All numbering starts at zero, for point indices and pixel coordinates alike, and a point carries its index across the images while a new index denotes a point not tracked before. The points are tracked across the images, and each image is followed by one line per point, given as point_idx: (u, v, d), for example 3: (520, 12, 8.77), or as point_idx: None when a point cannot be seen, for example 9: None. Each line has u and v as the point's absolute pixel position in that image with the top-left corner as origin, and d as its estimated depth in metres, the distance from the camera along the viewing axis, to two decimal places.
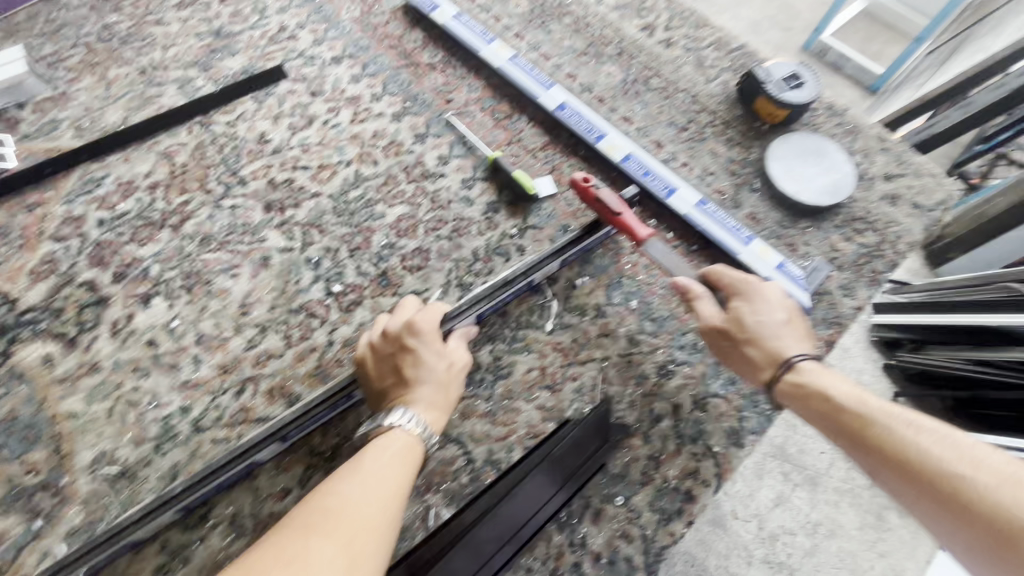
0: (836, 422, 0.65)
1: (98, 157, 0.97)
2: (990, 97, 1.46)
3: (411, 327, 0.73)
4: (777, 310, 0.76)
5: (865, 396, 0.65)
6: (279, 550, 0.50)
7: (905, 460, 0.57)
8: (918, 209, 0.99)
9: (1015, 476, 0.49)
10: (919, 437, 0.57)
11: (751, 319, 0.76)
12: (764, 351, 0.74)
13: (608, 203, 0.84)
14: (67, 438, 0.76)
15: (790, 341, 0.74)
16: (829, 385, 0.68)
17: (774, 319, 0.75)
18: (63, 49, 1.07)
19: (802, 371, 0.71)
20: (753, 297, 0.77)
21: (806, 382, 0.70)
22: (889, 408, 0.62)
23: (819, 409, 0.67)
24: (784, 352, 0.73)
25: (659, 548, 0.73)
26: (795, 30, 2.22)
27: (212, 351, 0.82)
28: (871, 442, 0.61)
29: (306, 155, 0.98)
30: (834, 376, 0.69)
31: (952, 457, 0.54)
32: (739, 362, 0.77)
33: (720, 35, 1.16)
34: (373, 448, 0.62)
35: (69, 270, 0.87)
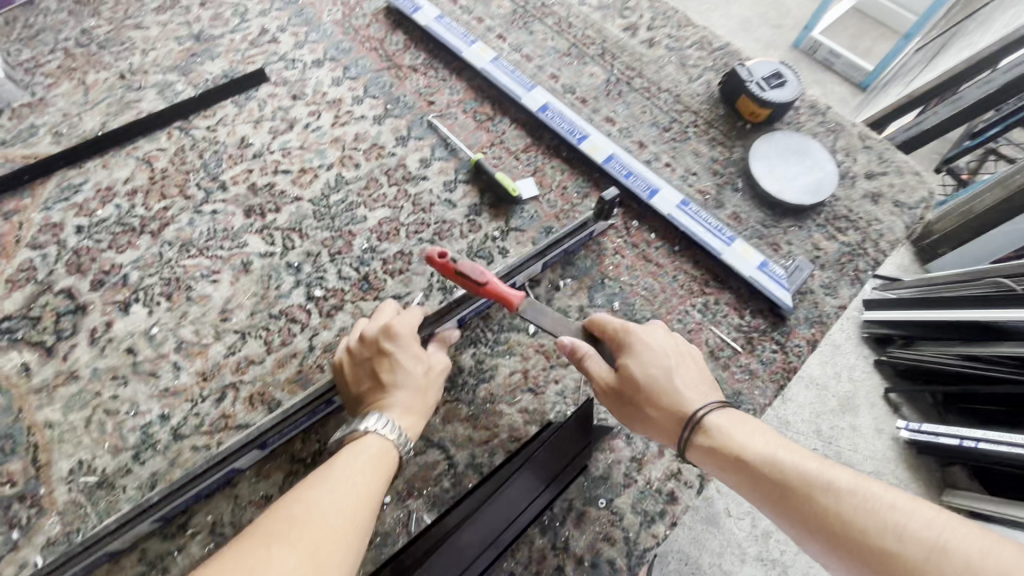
0: (757, 490, 0.57)
1: (77, 163, 0.96)
2: (978, 93, 1.46)
3: (388, 331, 0.72)
4: (663, 359, 0.66)
5: (774, 452, 0.57)
6: (239, 558, 0.48)
7: (834, 532, 0.50)
8: (900, 207, 0.99)
9: (939, 543, 0.45)
10: (842, 502, 0.50)
11: (643, 375, 0.65)
12: (665, 412, 0.64)
13: (472, 275, 0.71)
14: (44, 448, 0.75)
15: (688, 392, 0.64)
16: (740, 441, 0.60)
17: (665, 370, 0.65)
18: (41, 54, 1.06)
19: (710, 430, 0.61)
20: (639, 348, 0.67)
21: (721, 443, 0.60)
22: (801, 465, 0.55)
23: (733, 472, 0.60)
24: (685, 409, 0.63)
25: (642, 550, 0.72)
26: (784, 27, 2.23)
27: (192, 358, 0.81)
28: (796, 513, 0.53)
29: (287, 159, 0.98)
30: (741, 426, 0.61)
31: (878, 527, 0.48)
32: (649, 424, 0.66)
33: (703, 34, 1.16)
34: (345, 454, 0.61)
35: (47, 278, 0.86)
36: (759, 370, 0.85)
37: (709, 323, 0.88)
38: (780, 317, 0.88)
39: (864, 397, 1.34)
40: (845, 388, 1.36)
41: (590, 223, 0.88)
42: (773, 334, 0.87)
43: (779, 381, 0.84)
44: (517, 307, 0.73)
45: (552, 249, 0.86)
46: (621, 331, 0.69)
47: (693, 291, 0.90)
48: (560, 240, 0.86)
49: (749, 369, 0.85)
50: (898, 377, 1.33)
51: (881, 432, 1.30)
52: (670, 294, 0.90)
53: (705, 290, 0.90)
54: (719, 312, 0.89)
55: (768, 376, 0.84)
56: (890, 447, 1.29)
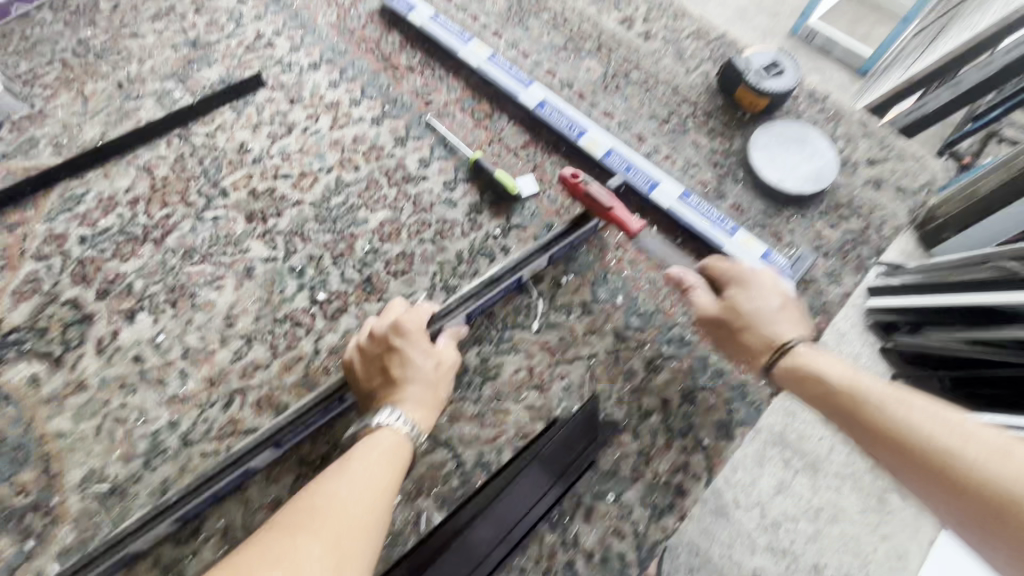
0: (813, 400, 0.67)
1: (78, 174, 0.96)
2: (979, 75, 1.44)
3: (397, 327, 0.73)
4: (768, 296, 0.76)
5: (857, 376, 0.63)
6: (266, 549, 0.49)
7: (917, 449, 0.53)
8: (902, 192, 0.98)
9: (1005, 449, 0.48)
10: (889, 410, 0.57)
11: (746, 306, 0.76)
12: (760, 336, 0.74)
13: None
14: (56, 458, 0.76)
15: (786, 326, 0.74)
16: (821, 363, 0.67)
17: (767, 305, 0.75)
18: (38, 66, 1.07)
19: (798, 354, 0.70)
20: (749, 283, 0.77)
21: (798, 364, 0.69)
22: (872, 383, 0.62)
23: (811, 389, 0.67)
24: (776, 336, 0.73)
25: (652, 543, 0.73)
26: (781, 15, 2.19)
27: (199, 364, 0.82)
28: (891, 439, 0.56)
29: (287, 163, 0.98)
30: (826, 356, 0.68)
31: (943, 430, 0.52)
32: (738, 348, 0.77)
33: (699, 24, 1.15)
34: (361, 447, 0.61)
35: (53, 289, 0.87)
36: None
37: None
38: None
39: None
40: None
41: (595, 217, 0.90)
42: None
43: None
44: None
45: (557, 243, 0.86)
46: (736, 273, 0.79)
47: None
48: (564, 233, 0.87)
49: None
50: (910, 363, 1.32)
51: None
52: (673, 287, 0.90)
53: None
54: None
55: None
56: None
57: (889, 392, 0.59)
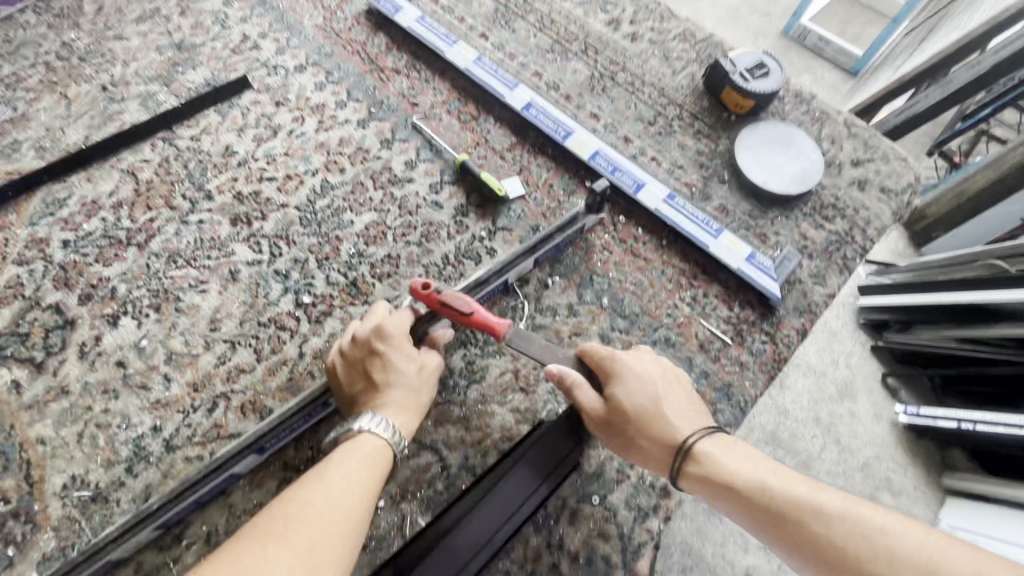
0: (730, 509, 0.60)
1: (61, 177, 0.96)
2: (968, 75, 1.44)
3: (380, 331, 0.72)
4: (650, 385, 0.66)
5: (765, 478, 0.58)
6: (235, 558, 0.48)
7: (845, 572, 0.49)
8: (886, 193, 0.99)
9: (926, 564, 0.46)
10: (812, 530, 0.52)
11: (632, 406, 0.65)
12: (656, 440, 0.64)
13: (457, 305, 0.72)
14: (37, 464, 0.75)
15: (678, 419, 0.64)
16: (728, 465, 0.60)
17: (653, 399, 0.65)
18: (22, 69, 1.06)
19: (700, 459, 0.61)
20: (626, 378, 0.66)
21: (705, 472, 0.61)
22: (783, 487, 0.56)
23: (724, 499, 0.60)
24: (674, 436, 0.63)
25: (637, 545, 0.73)
26: (773, 15, 2.20)
27: (182, 369, 0.81)
28: (818, 558, 0.51)
29: (272, 166, 0.97)
30: (731, 451, 0.61)
31: (870, 552, 0.48)
32: (638, 452, 0.66)
33: (686, 26, 1.16)
34: (339, 454, 0.60)
35: (35, 294, 0.86)
36: (749, 361, 0.85)
37: (698, 316, 0.88)
38: (769, 308, 0.89)
39: (863, 383, 1.34)
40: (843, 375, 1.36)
41: (580, 217, 0.88)
42: (762, 325, 0.87)
43: (769, 372, 0.84)
44: (504, 335, 0.73)
45: (542, 246, 0.85)
46: (613, 366, 0.68)
47: (681, 284, 0.90)
48: (551, 236, 0.86)
49: (739, 361, 0.85)
50: (898, 362, 1.33)
51: (880, 418, 1.30)
52: (658, 289, 0.90)
53: (694, 283, 0.90)
54: (708, 305, 0.89)
55: (759, 367, 0.85)
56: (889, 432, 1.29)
57: (802, 500, 0.54)
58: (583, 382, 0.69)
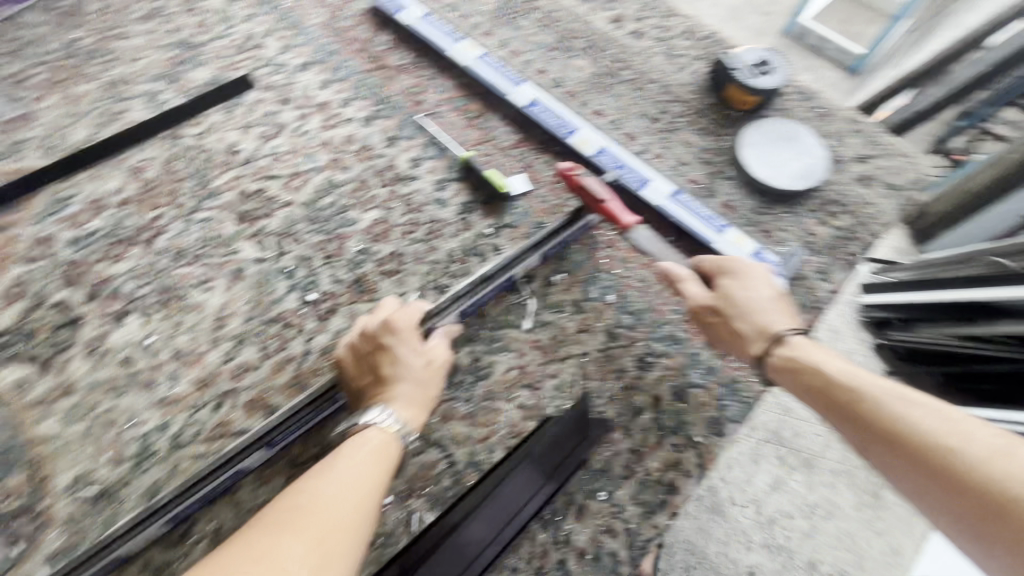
0: (803, 389, 0.68)
1: (67, 176, 0.96)
2: (972, 72, 1.45)
3: (388, 325, 0.73)
4: (763, 288, 0.77)
5: (858, 374, 0.64)
6: (252, 545, 0.51)
7: (909, 445, 0.55)
8: (891, 189, 0.99)
9: (1002, 447, 0.51)
10: (880, 405, 0.60)
11: (743, 299, 0.77)
12: (757, 329, 0.74)
13: None
14: (45, 462, 0.75)
15: (776, 317, 0.75)
16: (826, 355, 0.69)
17: (763, 296, 0.76)
18: (27, 67, 1.06)
19: (793, 345, 0.71)
20: (743, 278, 0.78)
21: (793, 355, 0.70)
22: (878, 381, 0.63)
23: (801, 380, 0.69)
24: (767, 327, 0.74)
25: (644, 541, 0.73)
26: (774, 14, 2.22)
27: (189, 367, 0.81)
28: (839, 412, 0.63)
29: (277, 164, 0.98)
30: (821, 349, 0.70)
31: (949, 433, 0.54)
32: (726, 339, 0.78)
33: (689, 23, 1.16)
34: (348, 447, 0.61)
35: (41, 292, 0.86)
36: None
37: None
38: None
39: (867, 380, 1.35)
40: None
41: (585, 213, 0.90)
42: None
43: None
44: None
45: (546, 240, 0.88)
46: (728, 265, 0.80)
47: None
48: (555, 230, 0.89)
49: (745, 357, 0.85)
50: (901, 359, 1.33)
51: None
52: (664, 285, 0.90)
53: None
54: None
55: None
56: None
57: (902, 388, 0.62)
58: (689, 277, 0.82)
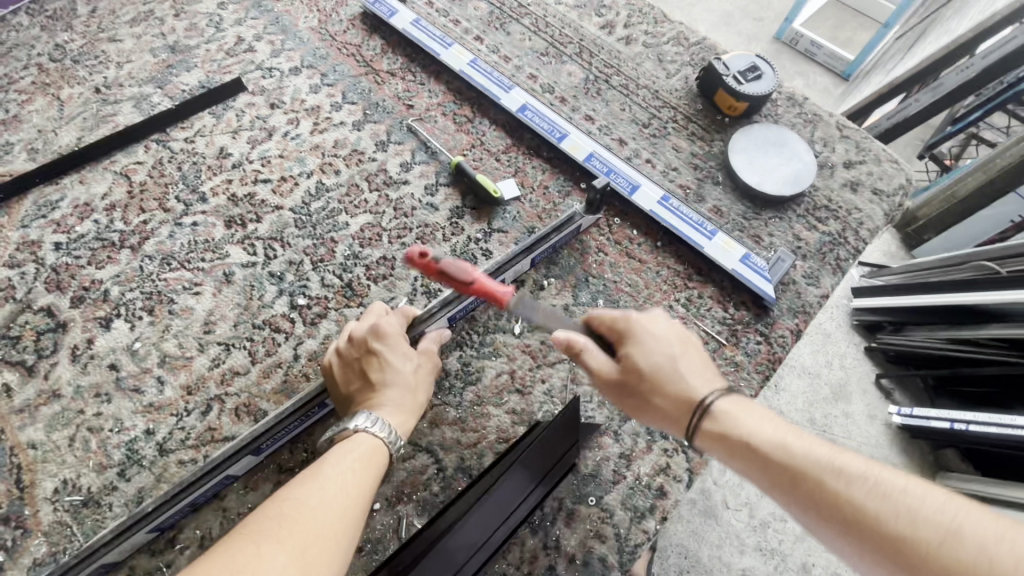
0: (738, 466, 0.57)
1: (54, 179, 0.95)
2: (958, 79, 1.47)
3: (377, 331, 0.73)
4: (667, 345, 0.64)
5: (790, 447, 0.54)
6: (228, 556, 0.48)
7: (865, 533, 0.48)
8: (878, 194, 1.00)
9: (954, 525, 0.45)
10: (823, 485, 0.51)
11: (647, 365, 0.63)
12: (674, 399, 0.62)
13: (455, 274, 0.67)
14: (28, 469, 0.74)
15: (692, 378, 0.62)
16: (746, 426, 0.57)
17: (670, 357, 0.63)
18: (14, 71, 1.05)
19: (717, 415, 0.59)
20: (642, 337, 0.64)
21: (721, 429, 0.58)
22: (805, 449, 0.53)
23: (739, 458, 0.57)
24: (691, 394, 0.61)
25: (633, 546, 0.73)
26: (764, 20, 2.25)
27: (176, 372, 0.81)
28: (786, 494, 0.53)
29: (267, 168, 0.97)
30: (749, 411, 0.58)
31: (896, 513, 0.47)
32: (646, 411, 0.65)
33: (679, 29, 1.16)
34: (335, 453, 0.60)
35: (26, 297, 0.85)
36: (744, 362, 0.85)
37: (693, 317, 0.88)
38: (763, 309, 0.89)
39: (857, 384, 1.36)
40: (838, 376, 1.38)
41: (579, 216, 0.89)
42: (757, 326, 0.88)
43: (764, 372, 0.84)
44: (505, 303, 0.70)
45: (540, 245, 0.87)
46: (623, 326, 0.66)
47: (676, 285, 0.90)
48: (549, 236, 0.87)
49: (734, 362, 0.85)
50: (890, 363, 1.34)
51: (874, 418, 1.32)
52: (654, 289, 0.90)
53: (689, 284, 0.91)
54: (702, 305, 0.89)
55: (753, 367, 0.85)
56: (883, 433, 1.30)
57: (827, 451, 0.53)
58: (591, 344, 0.68)
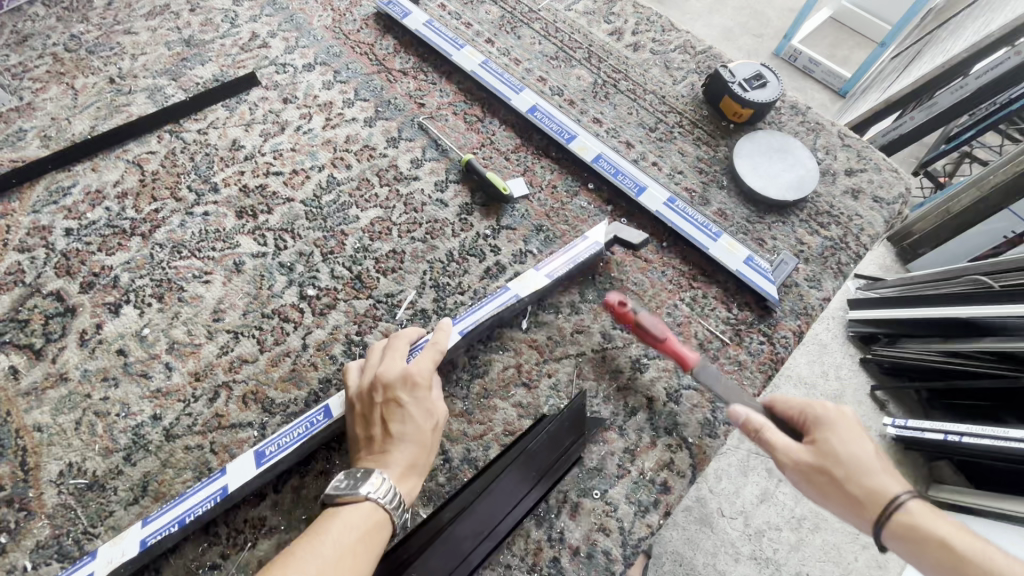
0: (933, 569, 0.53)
1: (66, 167, 0.96)
2: (952, 98, 1.50)
3: (405, 378, 0.66)
4: (863, 438, 0.59)
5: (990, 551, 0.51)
6: None
7: None
8: (879, 202, 1.02)
9: None
10: None
11: (847, 454, 0.58)
12: (870, 494, 0.56)
13: (652, 329, 0.78)
14: (33, 451, 0.74)
15: (887, 474, 0.57)
16: (943, 533, 0.53)
17: (866, 450, 0.58)
18: (29, 59, 1.07)
19: (914, 514, 0.54)
20: (838, 423, 0.60)
21: (918, 527, 0.54)
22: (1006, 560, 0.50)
23: (934, 560, 0.53)
24: (888, 491, 0.56)
25: (638, 540, 0.73)
26: (764, 36, 2.30)
27: (184, 359, 0.81)
28: None
29: (279, 161, 0.98)
30: (941, 515, 0.54)
31: None
32: (830, 501, 0.58)
33: (686, 38, 1.19)
34: (336, 526, 0.53)
35: (35, 281, 0.86)
36: (747, 361, 0.86)
37: (697, 317, 0.89)
38: (766, 310, 0.90)
39: (853, 395, 1.38)
40: (833, 387, 1.40)
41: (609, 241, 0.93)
42: (760, 326, 0.89)
43: (767, 372, 0.85)
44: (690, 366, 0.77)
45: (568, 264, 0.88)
46: (816, 412, 0.63)
47: (681, 285, 0.92)
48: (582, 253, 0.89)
49: (737, 360, 0.86)
50: (886, 376, 1.37)
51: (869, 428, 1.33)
52: (659, 289, 0.91)
53: (694, 284, 0.92)
54: (707, 305, 0.90)
55: (757, 367, 0.86)
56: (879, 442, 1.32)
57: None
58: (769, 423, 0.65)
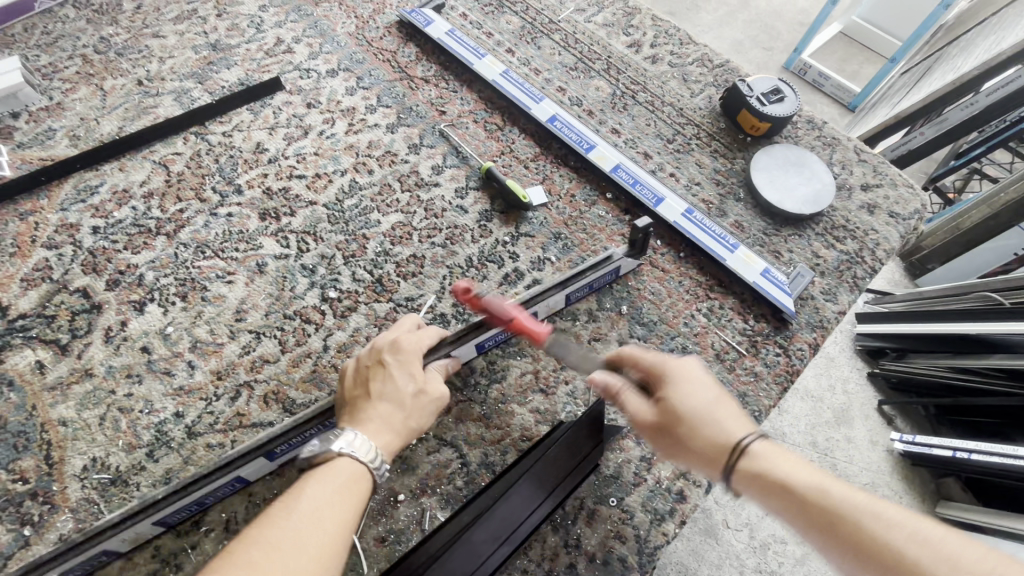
0: (776, 507, 0.53)
1: (94, 166, 0.98)
2: (963, 114, 1.51)
3: (394, 343, 0.67)
4: (703, 391, 0.60)
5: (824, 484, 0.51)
6: None
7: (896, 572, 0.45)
8: (894, 217, 1.02)
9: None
10: (861, 526, 0.47)
11: (686, 409, 0.59)
12: (711, 444, 0.57)
13: (497, 309, 0.73)
14: (58, 446, 0.75)
15: (728, 422, 0.58)
16: (782, 472, 0.53)
17: (706, 403, 0.59)
18: (59, 60, 1.09)
19: (754, 458, 0.55)
20: (678, 378, 0.61)
21: (759, 471, 0.54)
22: (838, 490, 0.50)
23: (778, 500, 0.53)
24: (728, 438, 0.57)
25: (653, 548, 0.73)
26: (775, 50, 2.32)
27: (207, 358, 0.82)
28: (816, 528, 0.50)
29: (302, 164, 1.00)
30: (780, 453, 0.55)
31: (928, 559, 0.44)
32: (682, 456, 0.61)
33: (704, 51, 1.20)
34: (312, 483, 0.54)
35: (62, 277, 0.87)
36: (763, 372, 0.87)
37: (714, 327, 0.90)
38: (782, 322, 0.91)
39: (860, 409, 1.38)
40: (841, 401, 1.39)
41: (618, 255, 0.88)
42: (777, 338, 0.89)
43: (783, 384, 0.86)
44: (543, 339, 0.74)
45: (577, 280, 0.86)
46: (661, 369, 0.63)
47: (698, 296, 0.93)
48: (584, 271, 0.87)
49: (753, 372, 0.87)
50: (894, 391, 1.36)
51: (877, 443, 1.33)
52: (676, 298, 0.92)
53: (710, 295, 0.93)
54: (724, 316, 0.91)
55: (773, 378, 0.86)
56: (889, 457, 1.32)
57: (854, 498, 0.49)
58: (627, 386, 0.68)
